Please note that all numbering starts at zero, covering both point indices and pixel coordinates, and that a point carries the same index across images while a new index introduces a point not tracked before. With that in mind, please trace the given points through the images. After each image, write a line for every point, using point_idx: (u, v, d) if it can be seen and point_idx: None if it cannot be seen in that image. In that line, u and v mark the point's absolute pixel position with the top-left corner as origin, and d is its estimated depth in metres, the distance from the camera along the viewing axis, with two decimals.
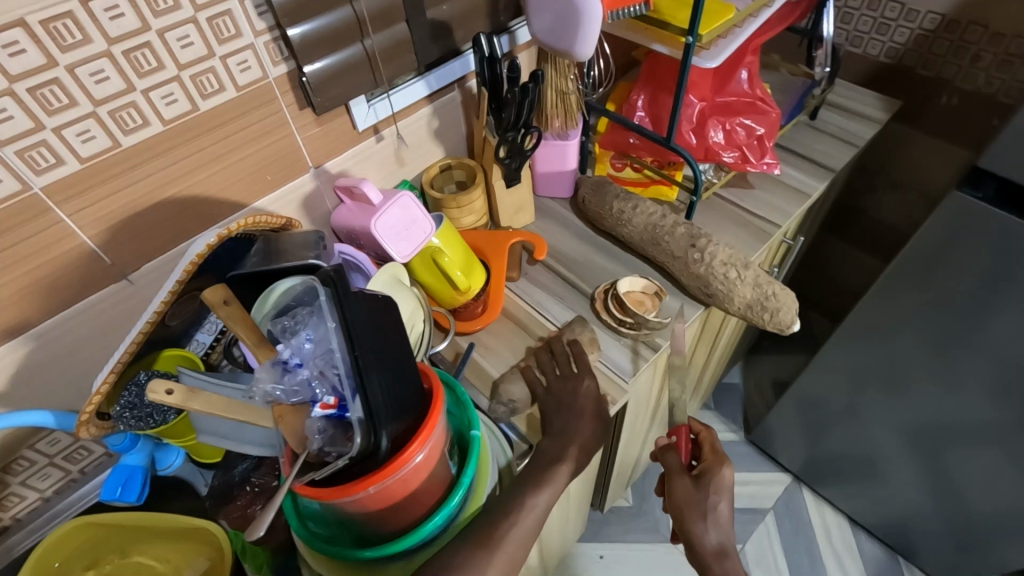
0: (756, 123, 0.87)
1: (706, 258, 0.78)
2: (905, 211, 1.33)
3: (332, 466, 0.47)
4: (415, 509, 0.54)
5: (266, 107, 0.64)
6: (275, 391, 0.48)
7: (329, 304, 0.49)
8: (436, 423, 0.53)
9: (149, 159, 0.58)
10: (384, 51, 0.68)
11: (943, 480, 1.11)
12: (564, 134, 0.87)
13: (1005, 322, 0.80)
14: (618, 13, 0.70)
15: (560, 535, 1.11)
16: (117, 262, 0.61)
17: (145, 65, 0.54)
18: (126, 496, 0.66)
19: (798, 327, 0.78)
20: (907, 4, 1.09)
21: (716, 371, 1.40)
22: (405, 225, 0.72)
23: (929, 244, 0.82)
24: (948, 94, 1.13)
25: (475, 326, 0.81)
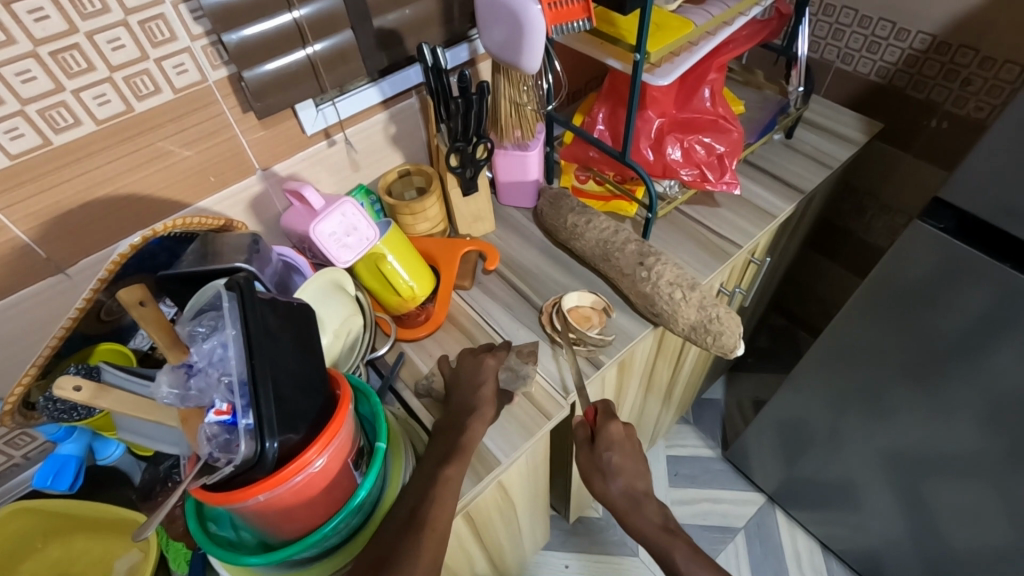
0: (716, 141, 0.86)
1: (652, 277, 0.78)
2: (894, 234, 1.30)
3: (220, 473, 0.47)
4: (310, 519, 0.54)
5: (206, 109, 0.65)
6: (172, 394, 0.49)
7: (233, 311, 0.50)
8: (341, 434, 0.53)
9: (82, 158, 0.60)
10: (329, 58, 0.69)
11: (917, 512, 1.08)
12: (524, 145, 0.87)
13: (1005, 358, 0.76)
14: (561, 28, 0.67)
15: (516, 546, 1.10)
16: (53, 257, 0.63)
17: (74, 66, 0.55)
18: (58, 485, 0.68)
19: (741, 351, 0.77)
20: (898, 23, 1.06)
21: (692, 386, 1.39)
22: (345, 231, 0.72)
23: (920, 277, 0.80)
24: (937, 118, 1.10)
25: (418, 334, 0.81)
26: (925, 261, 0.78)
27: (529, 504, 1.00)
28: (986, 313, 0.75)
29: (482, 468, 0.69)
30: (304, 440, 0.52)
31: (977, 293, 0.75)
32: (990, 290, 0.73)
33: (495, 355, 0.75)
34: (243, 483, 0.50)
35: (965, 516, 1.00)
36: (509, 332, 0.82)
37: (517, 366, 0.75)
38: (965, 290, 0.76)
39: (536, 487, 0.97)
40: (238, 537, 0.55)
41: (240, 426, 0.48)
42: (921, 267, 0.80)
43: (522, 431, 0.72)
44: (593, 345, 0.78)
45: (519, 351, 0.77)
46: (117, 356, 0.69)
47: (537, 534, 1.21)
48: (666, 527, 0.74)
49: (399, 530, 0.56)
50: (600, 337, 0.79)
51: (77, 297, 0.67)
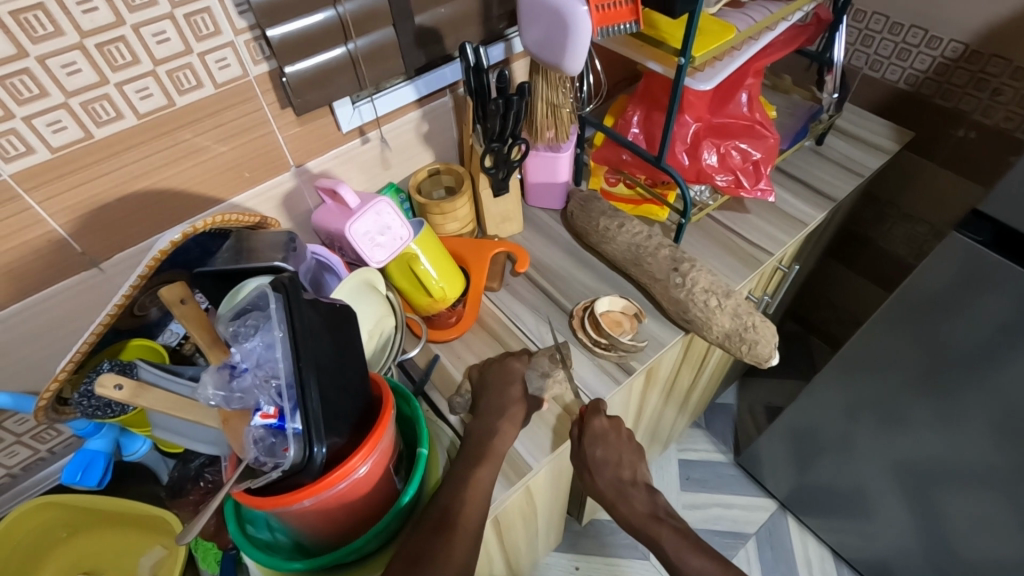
0: (752, 147, 0.85)
1: (687, 284, 0.77)
2: (914, 244, 1.29)
3: (268, 477, 0.47)
4: (352, 524, 0.54)
5: (245, 105, 0.65)
6: (217, 396, 0.48)
7: (279, 312, 0.50)
8: (383, 438, 0.53)
9: (122, 151, 0.59)
10: (368, 55, 0.68)
11: (931, 523, 1.07)
12: (556, 147, 0.86)
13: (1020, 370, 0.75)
14: (607, 30, 0.66)
15: (530, 549, 1.09)
16: (88, 251, 0.62)
17: (119, 58, 0.55)
18: (86, 481, 0.68)
19: (776, 361, 0.76)
20: (930, 30, 1.04)
21: (708, 391, 1.38)
22: (380, 231, 0.71)
23: (940, 283, 0.79)
24: (965, 128, 1.08)
25: (449, 337, 0.80)
26: (949, 271, 0.78)
27: (548, 507, 0.99)
28: (1003, 321, 0.74)
29: (513, 473, 0.69)
30: (348, 443, 0.52)
31: (1005, 306, 0.74)
32: (1012, 304, 0.72)
33: (529, 359, 0.75)
34: (287, 488, 0.49)
35: (980, 528, 0.99)
36: (537, 335, 0.81)
37: (550, 370, 0.73)
38: (986, 300, 0.75)
39: (557, 491, 0.96)
40: (276, 540, 0.55)
41: (288, 430, 0.47)
42: (942, 275, 0.79)
43: (552, 437, 0.72)
44: (624, 350, 0.77)
45: (551, 356, 0.75)
46: (148, 352, 0.68)
47: (552, 536, 1.20)
48: (653, 516, 0.72)
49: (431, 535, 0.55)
50: (632, 343, 0.78)
51: (109, 292, 0.66)
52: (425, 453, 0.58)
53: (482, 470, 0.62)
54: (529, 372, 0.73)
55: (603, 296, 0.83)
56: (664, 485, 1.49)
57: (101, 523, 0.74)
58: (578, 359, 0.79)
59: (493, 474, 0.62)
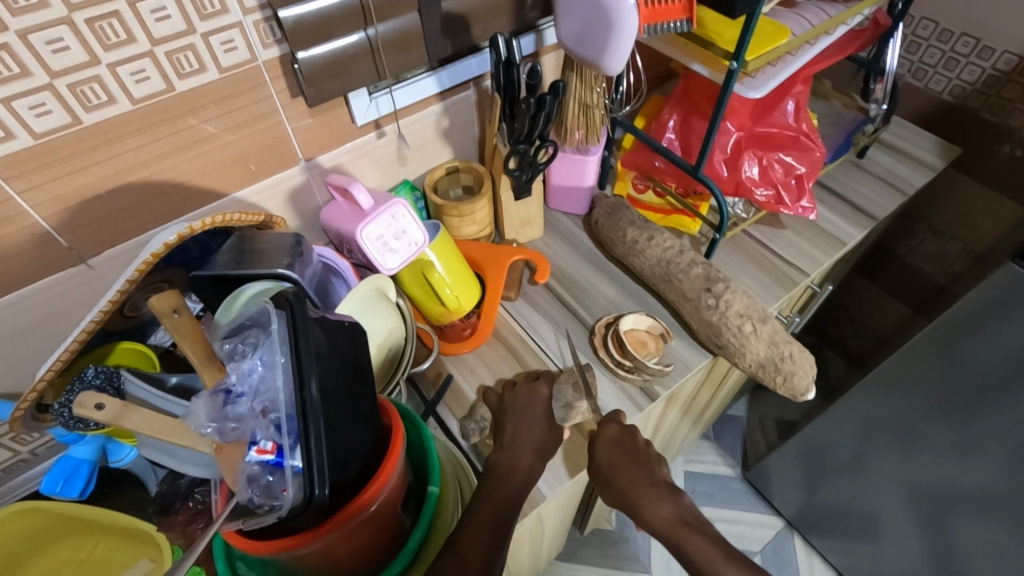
0: (797, 160, 0.79)
1: (720, 306, 0.71)
2: (943, 262, 1.21)
3: (263, 521, 0.42)
4: (354, 567, 0.50)
5: (254, 92, 0.59)
6: (207, 428, 0.42)
7: (282, 334, 0.45)
8: (390, 477, 0.48)
9: (114, 139, 0.53)
10: (389, 42, 0.62)
11: (947, 556, 1.01)
12: (584, 150, 0.80)
13: None
14: (655, 27, 0.61)
15: (531, 566, 1.04)
16: (76, 247, 0.57)
17: (111, 36, 0.49)
18: (68, 491, 0.63)
19: (811, 395, 0.72)
20: (982, 39, 0.96)
21: (722, 405, 1.33)
22: (394, 235, 0.66)
23: (979, 306, 0.73)
24: (1011, 144, 1.00)
25: (461, 350, 0.75)
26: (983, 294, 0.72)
27: (557, 524, 0.94)
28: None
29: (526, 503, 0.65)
30: (355, 479, 0.48)
31: None
32: None
33: (561, 381, 0.70)
34: (290, 529, 0.45)
35: (998, 567, 0.93)
36: (558, 352, 0.76)
37: (575, 401, 0.68)
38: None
39: (566, 508, 0.90)
40: None
41: (287, 468, 0.42)
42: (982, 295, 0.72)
43: (569, 464, 0.68)
44: (650, 374, 0.72)
45: (575, 383, 0.69)
46: (137, 357, 0.63)
47: (554, 548, 1.15)
48: None
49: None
50: (658, 366, 0.72)
51: (98, 290, 0.61)
52: (435, 491, 0.53)
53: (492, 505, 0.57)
54: (553, 401, 0.68)
55: (628, 312, 0.78)
56: None
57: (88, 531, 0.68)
58: (599, 377, 0.74)
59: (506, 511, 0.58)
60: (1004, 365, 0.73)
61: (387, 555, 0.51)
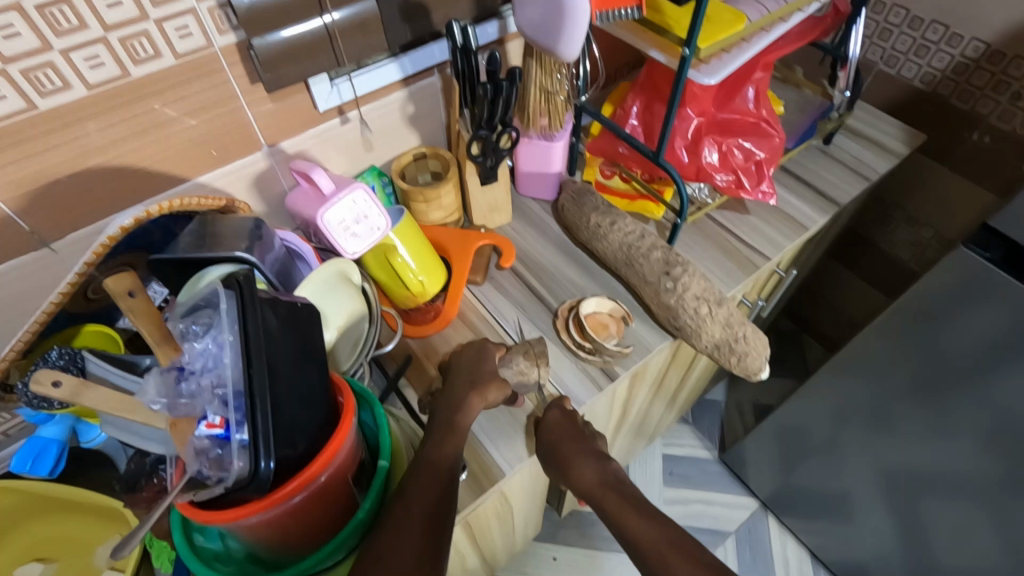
0: (756, 146, 0.81)
1: (678, 290, 0.73)
2: (918, 249, 1.22)
3: (212, 492, 0.44)
4: (306, 537, 0.52)
5: (210, 78, 0.60)
6: (157, 404, 0.44)
7: (231, 314, 0.46)
8: (339, 450, 0.50)
9: (70, 124, 0.54)
10: (347, 29, 0.63)
11: (914, 534, 1.03)
12: (550, 135, 0.81)
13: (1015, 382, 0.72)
14: (607, 14, 0.62)
15: (503, 547, 1.06)
16: (36, 230, 0.58)
17: (62, 23, 0.50)
18: (36, 471, 0.64)
19: (766, 374, 0.74)
20: (950, 26, 0.96)
21: (698, 389, 1.35)
22: (355, 218, 0.67)
23: (942, 292, 0.75)
24: (979, 131, 1.01)
25: (427, 333, 0.77)
26: (946, 282, 0.74)
27: (526, 503, 0.95)
28: (1000, 334, 0.71)
29: (486, 480, 0.67)
30: (304, 454, 0.49)
31: (999, 315, 0.70)
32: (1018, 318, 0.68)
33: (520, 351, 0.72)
34: (237, 501, 0.46)
35: (962, 543, 0.94)
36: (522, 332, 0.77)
37: (526, 368, 0.70)
38: (986, 311, 0.71)
39: (535, 486, 0.92)
40: (224, 550, 0.53)
41: (234, 441, 0.44)
42: (946, 276, 0.74)
43: (528, 442, 0.69)
44: (610, 355, 0.74)
45: (526, 353, 0.71)
46: (104, 340, 0.63)
47: (529, 528, 1.16)
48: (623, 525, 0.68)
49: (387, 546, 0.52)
50: (618, 348, 0.75)
51: (61, 274, 0.62)
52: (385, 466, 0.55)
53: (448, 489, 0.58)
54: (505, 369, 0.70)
55: (590, 296, 0.80)
56: (646, 479, 1.45)
57: (61, 511, 0.69)
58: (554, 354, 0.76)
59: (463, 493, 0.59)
60: (972, 345, 0.75)
61: (338, 526, 0.54)
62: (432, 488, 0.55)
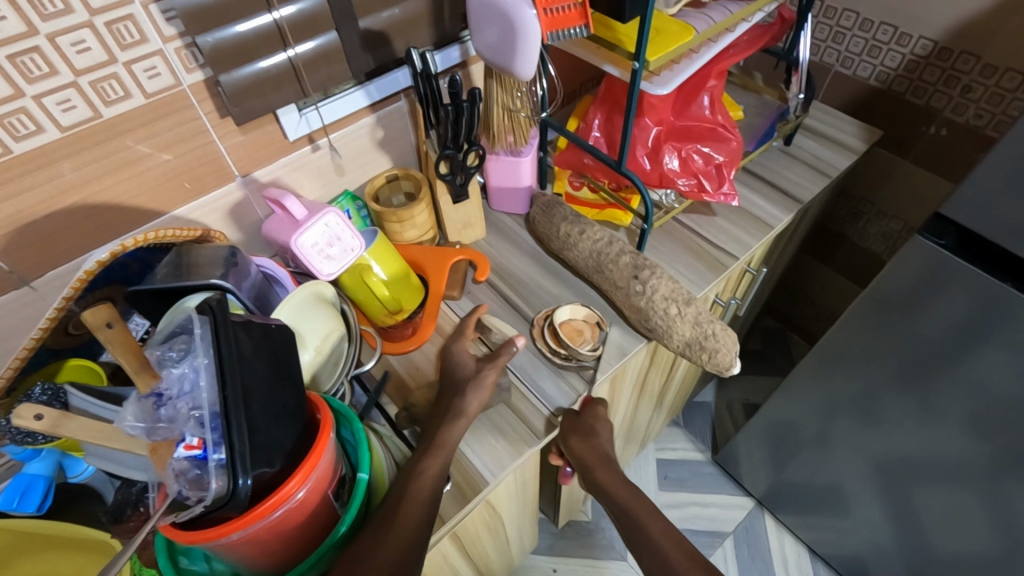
0: (714, 150, 0.84)
1: (647, 292, 0.76)
2: (889, 240, 1.25)
3: (191, 511, 0.46)
4: (290, 551, 0.53)
5: (181, 114, 0.62)
6: (136, 428, 0.45)
7: (204, 338, 0.48)
8: (321, 458, 0.52)
9: (45, 166, 0.56)
10: (311, 62, 0.66)
11: (906, 519, 1.03)
12: (517, 151, 0.84)
13: (979, 361, 0.73)
14: (558, 34, 0.64)
15: (497, 561, 1.06)
16: (16, 270, 0.60)
17: (34, 70, 0.52)
18: (24, 507, 0.64)
19: (737, 369, 0.76)
20: (898, 26, 1.00)
21: (685, 391, 1.36)
22: (329, 241, 0.69)
23: (905, 283, 0.77)
24: (936, 125, 1.04)
25: (406, 348, 0.78)
26: (910, 272, 0.76)
27: (517, 512, 0.95)
28: (960, 316, 0.73)
29: (469, 488, 0.67)
30: (282, 471, 0.51)
31: (959, 301, 0.72)
32: (976, 298, 0.70)
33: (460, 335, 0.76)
34: (217, 520, 0.48)
35: (951, 524, 0.95)
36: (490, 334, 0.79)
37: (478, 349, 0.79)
38: (947, 296, 0.73)
39: (524, 495, 0.92)
40: (210, 571, 0.54)
41: (211, 461, 0.46)
42: (907, 268, 0.76)
43: (509, 449, 0.70)
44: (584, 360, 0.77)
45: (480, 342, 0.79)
46: (87, 374, 0.64)
47: (524, 541, 1.16)
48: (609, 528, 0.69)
49: (374, 535, 0.53)
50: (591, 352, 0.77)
51: (41, 311, 0.63)
52: (365, 477, 0.57)
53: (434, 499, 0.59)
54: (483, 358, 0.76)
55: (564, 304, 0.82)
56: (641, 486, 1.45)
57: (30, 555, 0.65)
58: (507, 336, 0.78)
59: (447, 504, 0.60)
60: (938, 331, 0.77)
61: (321, 538, 0.55)
62: (409, 500, 0.56)
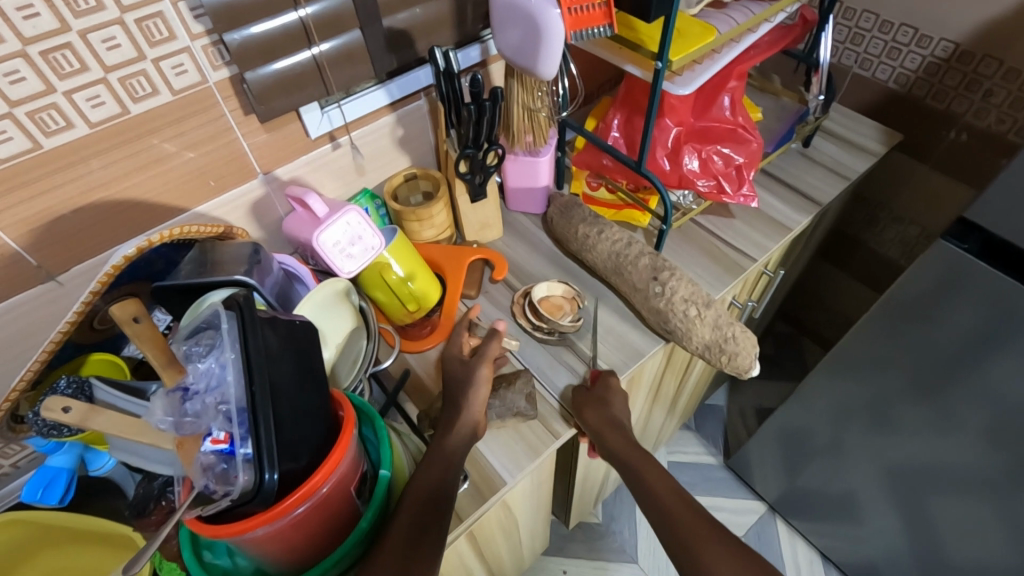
0: (734, 152, 0.84)
1: (666, 293, 0.75)
2: (906, 246, 1.24)
3: (218, 506, 0.46)
4: (312, 547, 0.53)
5: (207, 111, 0.63)
6: (163, 422, 0.45)
7: (231, 333, 0.49)
8: (344, 455, 0.52)
9: (73, 161, 0.57)
10: (334, 60, 0.66)
11: (923, 528, 1.02)
12: (535, 151, 0.84)
13: (1004, 369, 0.72)
14: (581, 33, 0.64)
15: (508, 564, 1.05)
16: (43, 264, 0.60)
17: (65, 66, 0.53)
18: (47, 499, 0.65)
19: (756, 371, 0.76)
20: (920, 29, 0.99)
21: (698, 394, 1.35)
22: (349, 239, 0.69)
23: (929, 288, 0.76)
24: (956, 129, 1.03)
25: (424, 347, 0.78)
26: (936, 279, 0.74)
27: (530, 513, 0.95)
28: (987, 323, 0.72)
29: (487, 488, 0.67)
30: (306, 466, 0.51)
31: (985, 307, 0.71)
32: (1003, 305, 0.69)
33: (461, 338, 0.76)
34: (243, 515, 0.48)
35: (970, 534, 0.94)
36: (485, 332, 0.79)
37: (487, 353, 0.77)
38: (972, 304, 0.72)
39: (538, 497, 0.92)
40: (233, 566, 0.54)
41: (238, 455, 0.46)
42: (931, 273, 0.75)
43: (528, 450, 0.70)
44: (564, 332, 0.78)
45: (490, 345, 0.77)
46: (109, 367, 0.64)
47: (536, 543, 1.16)
48: None
49: (395, 535, 0.53)
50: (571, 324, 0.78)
51: (66, 306, 0.64)
52: (387, 474, 0.57)
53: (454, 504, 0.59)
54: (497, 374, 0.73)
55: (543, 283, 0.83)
56: None
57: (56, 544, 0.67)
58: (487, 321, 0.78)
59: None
60: (961, 338, 0.75)
61: (342, 534, 0.55)
62: (428, 500, 0.56)
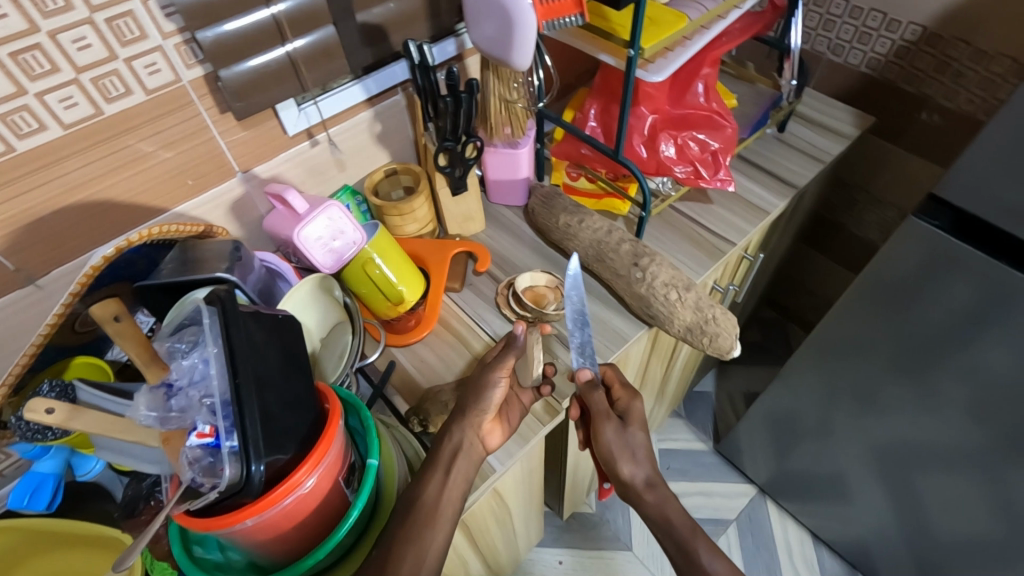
0: (710, 137, 0.85)
1: (647, 278, 0.76)
2: (884, 228, 1.27)
3: (205, 498, 0.46)
4: (302, 538, 0.54)
5: (182, 110, 0.63)
6: (149, 417, 0.46)
7: (214, 328, 0.49)
8: (331, 445, 0.52)
9: (48, 164, 0.57)
10: (308, 56, 0.66)
11: (909, 502, 1.04)
12: (514, 143, 0.85)
13: (977, 340, 0.74)
14: (553, 23, 0.66)
15: (503, 555, 1.06)
16: (22, 268, 0.60)
17: (37, 67, 0.53)
18: (35, 505, 0.64)
19: (738, 352, 0.77)
20: (889, 13, 1.01)
21: (685, 381, 1.37)
22: (330, 235, 0.70)
23: (903, 265, 0.77)
24: (927, 110, 1.06)
25: (409, 340, 0.79)
26: (909, 256, 0.76)
27: (523, 503, 0.96)
28: (959, 297, 0.74)
29: (477, 476, 0.68)
30: (294, 459, 0.51)
31: (957, 282, 0.73)
32: (974, 278, 0.70)
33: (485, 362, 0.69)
34: (231, 507, 0.48)
35: (954, 505, 0.96)
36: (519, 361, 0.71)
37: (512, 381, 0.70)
38: (944, 279, 0.74)
39: (529, 486, 0.93)
40: (224, 560, 0.54)
41: (224, 448, 0.46)
42: (905, 250, 0.76)
43: (518, 437, 0.71)
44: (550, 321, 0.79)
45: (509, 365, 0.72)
46: (93, 371, 0.64)
47: (530, 533, 1.17)
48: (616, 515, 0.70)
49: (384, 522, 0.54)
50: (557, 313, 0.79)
51: (47, 310, 0.64)
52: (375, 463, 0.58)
53: (446, 493, 0.60)
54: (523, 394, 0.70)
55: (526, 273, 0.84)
56: None
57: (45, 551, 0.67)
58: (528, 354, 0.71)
59: (457, 495, 0.61)
60: (936, 313, 0.77)
61: (333, 525, 0.55)
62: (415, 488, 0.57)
